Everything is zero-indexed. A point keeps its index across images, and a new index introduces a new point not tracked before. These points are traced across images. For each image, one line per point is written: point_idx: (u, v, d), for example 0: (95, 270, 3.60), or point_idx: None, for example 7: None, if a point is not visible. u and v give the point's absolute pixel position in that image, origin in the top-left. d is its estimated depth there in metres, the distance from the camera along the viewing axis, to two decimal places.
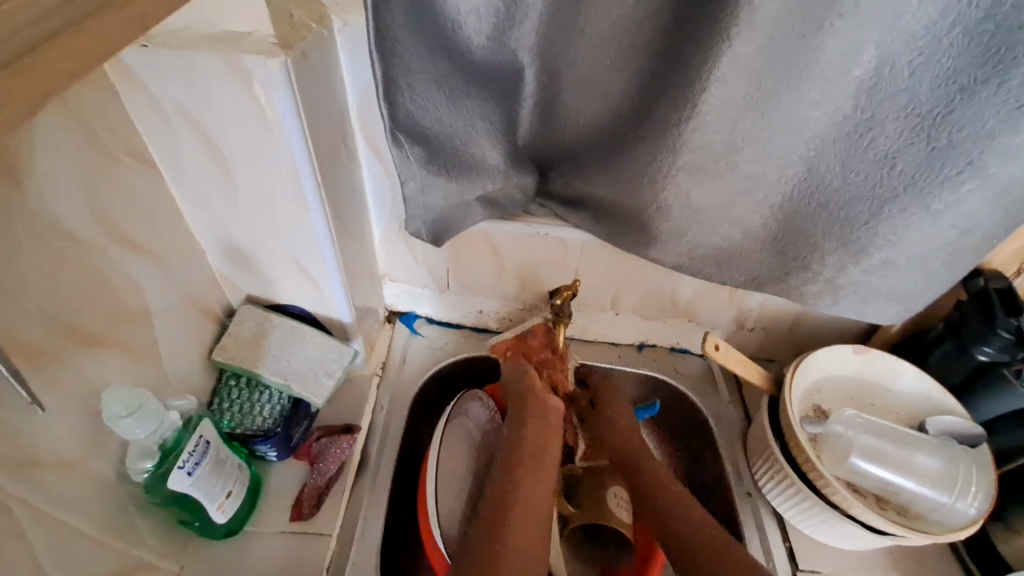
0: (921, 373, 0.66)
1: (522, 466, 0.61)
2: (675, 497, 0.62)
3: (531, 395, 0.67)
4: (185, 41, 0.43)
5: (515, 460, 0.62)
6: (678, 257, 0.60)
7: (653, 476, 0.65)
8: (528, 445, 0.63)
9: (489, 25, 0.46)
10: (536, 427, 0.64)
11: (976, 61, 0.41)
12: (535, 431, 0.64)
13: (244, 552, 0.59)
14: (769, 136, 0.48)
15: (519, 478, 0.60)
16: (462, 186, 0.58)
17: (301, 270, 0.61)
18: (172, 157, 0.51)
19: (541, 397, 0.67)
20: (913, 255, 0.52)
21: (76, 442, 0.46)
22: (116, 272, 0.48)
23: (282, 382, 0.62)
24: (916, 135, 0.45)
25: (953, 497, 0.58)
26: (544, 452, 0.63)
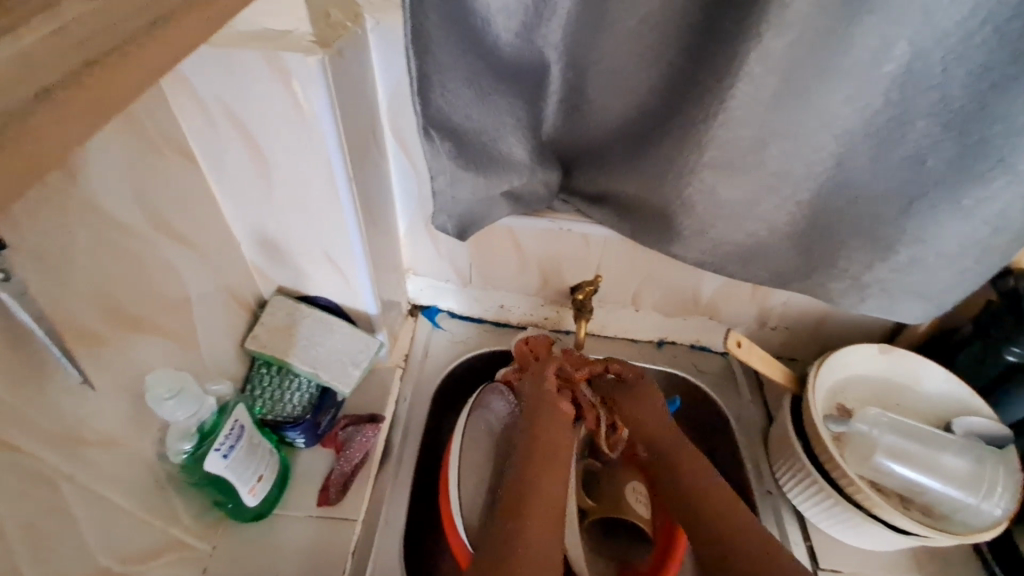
0: (949, 374, 0.65)
1: (533, 469, 0.61)
2: (712, 490, 0.62)
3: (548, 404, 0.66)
4: (228, 40, 0.45)
5: (531, 459, 0.62)
6: (702, 254, 0.60)
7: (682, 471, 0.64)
8: (541, 449, 0.62)
9: (519, 22, 0.47)
10: (547, 437, 0.63)
11: (1012, 57, 0.40)
12: (551, 435, 0.64)
13: (273, 535, 0.61)
14: (797, 133, 0.48)
15: (534, 478, 0.60)
16: (489, 181, 0.58)
17: (331, 262, 0.62)
18: (212, 151, 0.53)
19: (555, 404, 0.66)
20: (942, 253, 0.52)
21: (121, 423, 0.48)
22: (160, 261, 0.50)
23: (311, 371, 0.64)
24: (947, 131, 0.44)
25: (979, 498, 0.57)
26: (557, 455, 0.63)
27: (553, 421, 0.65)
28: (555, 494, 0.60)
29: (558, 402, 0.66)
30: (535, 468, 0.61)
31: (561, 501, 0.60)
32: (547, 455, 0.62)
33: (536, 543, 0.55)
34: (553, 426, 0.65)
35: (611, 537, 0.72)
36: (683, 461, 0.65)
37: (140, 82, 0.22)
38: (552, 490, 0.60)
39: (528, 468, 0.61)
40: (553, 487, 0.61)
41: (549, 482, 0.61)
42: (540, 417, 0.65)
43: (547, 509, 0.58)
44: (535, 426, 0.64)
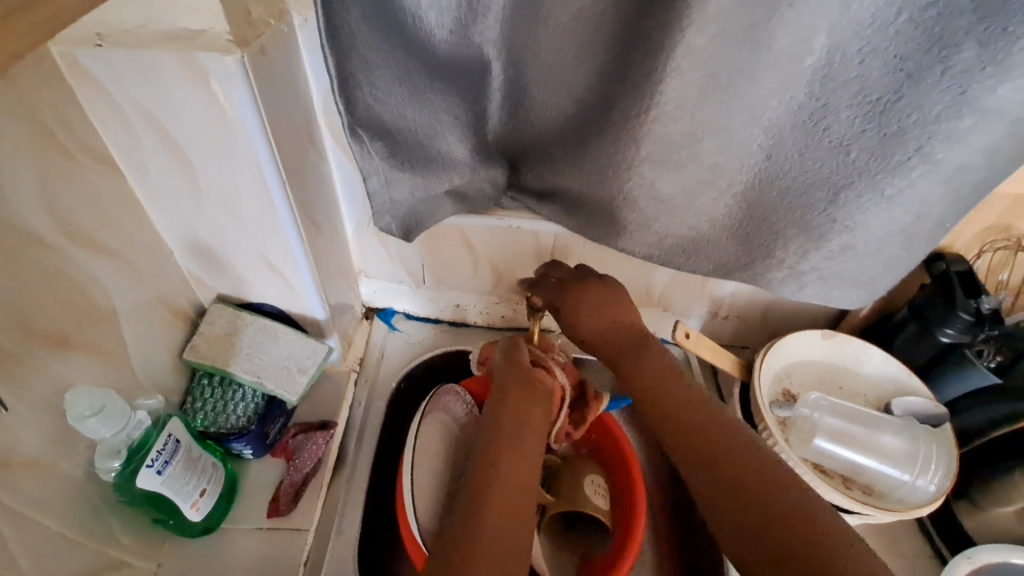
0: (888, 356, 0.67)
1: (499, 447, 0.58)
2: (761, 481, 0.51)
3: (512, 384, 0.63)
4: (139, 40, 0.42)
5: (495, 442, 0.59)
6: (648, 247, 0.61)
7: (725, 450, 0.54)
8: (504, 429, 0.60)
9: (452, 19, 0.46)
10: (517, 411, 0.61)
11: (922, 48, 0.40)
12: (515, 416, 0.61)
13: (221, 550, 0.59)
14: (727, 126, 0.48)
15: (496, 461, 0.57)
16: (428, 179, 0.58)
17: (270, 266, 0.61)
18: (134, 155, 0.50)
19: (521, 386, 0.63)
20: (871, 239, 0.52)
21: (46, 445, 0.46)
22: (80, 272, 0.48)
23: (255, 380, 0.62)
24: (868, 122, 0.45)
25: (914, 474, 0.59)
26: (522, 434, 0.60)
27: (523, 403, 0.62)
28: (522, 481, 0.56)
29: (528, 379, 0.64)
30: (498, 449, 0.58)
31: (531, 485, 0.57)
32: (513, 433, 0.60)
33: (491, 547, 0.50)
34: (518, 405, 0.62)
35: (572, 533, 0.72)
36: (719, 438, 0.55)
37: None
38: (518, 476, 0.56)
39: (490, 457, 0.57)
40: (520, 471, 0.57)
41: (521, 474, 0.57)
42: (507, 398, 0.62)
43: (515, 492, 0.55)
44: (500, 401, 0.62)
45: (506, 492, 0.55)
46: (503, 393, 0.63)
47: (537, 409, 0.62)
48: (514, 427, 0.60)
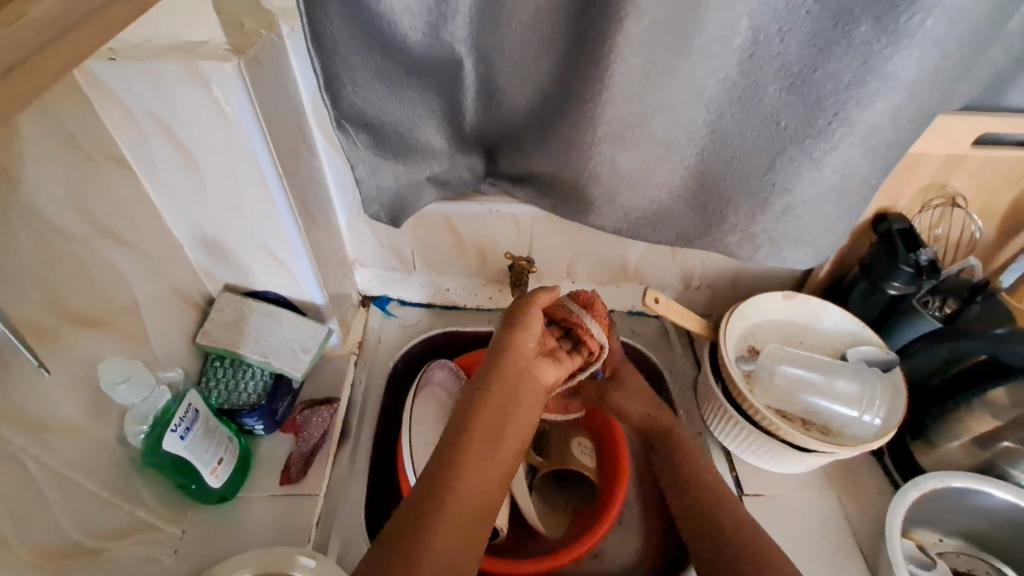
0: (844, 311, 0.73)
1: (474, 431, 0.56)
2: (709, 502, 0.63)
3: (510, 363, 0.59)
4: (148, 53, 0.48)
5: (474, 417, 0.57)
6: (616, 222, 0.67)
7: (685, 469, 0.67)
8: (487, 412, 0.57)
9: (424, 21, 0.52)
10: (511, 389, 0.59)
11: (829, 26, 0.46)
12: (501, 401, 0.58)
13: (238, 514, 0.65)
14: (672, 105, 0.54)
15: (469, 446, 0.56)
16: (410, 167, 0.64)
17: (271, 255, 0.66)
18: (146, 158, 0.56)
19: (524, 365, 0.60)
20: (807, 200, 0.57)
21: (82, 413, 0.52)
22: (101, 261, 0.53)
23: (263, 359, 0.68)
24: (792, 93, 0.51)
25: (861, 411, 0.66)
26: (504, 425, 0.58)
27: (515, 389, 0.59)
28: (491, 474, 0.56)
29: (532, 358, 0.61)
30: (475, 429, 0.56)
31: (498, 479, 0.56)
32: (497, 418, 0.58)
33: (452, 530, 0.51)
34: (511, 389, 0.59)
35: (565, 490, 0.79)
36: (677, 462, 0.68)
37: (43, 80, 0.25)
38: (488, 464, 0.56)
39: (464, 445, 0.55)
40: (493, 463, 0.56)
41: (487, 461, 0.56)
42: (496, 377, 0.59)
43: (485, 486, 0.55)
44: (494, 376, 0.59)
45: (471, 484, 0.54)
46: (496, 367, 0.59)
47: (526, 398, 0.60)
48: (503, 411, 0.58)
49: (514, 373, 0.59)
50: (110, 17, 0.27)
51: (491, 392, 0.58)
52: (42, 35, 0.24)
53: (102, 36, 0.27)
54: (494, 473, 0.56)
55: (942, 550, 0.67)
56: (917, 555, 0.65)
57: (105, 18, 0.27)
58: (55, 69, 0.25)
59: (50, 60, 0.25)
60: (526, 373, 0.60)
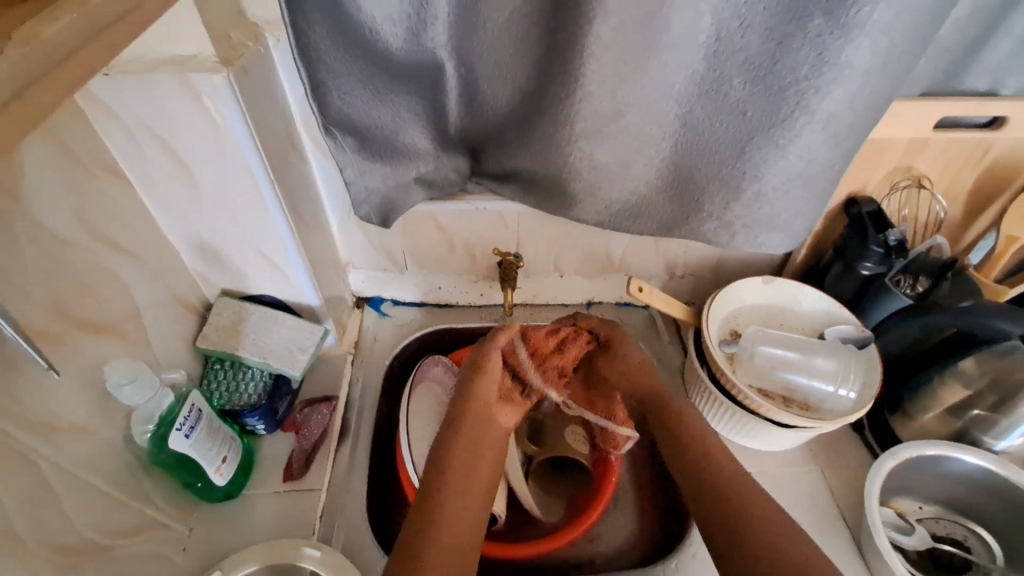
0: (820, 293, 0.77)
1: (449, 461, 0.57)
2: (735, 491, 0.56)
3: (473, 407, 0.62)
4: (141, 68, 0.51)
5: (450, 450, 0.58)
6: (598, 215, 0.69)
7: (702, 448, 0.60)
8: (461, 445, 0.59)
9: (405, 29, 0.55)
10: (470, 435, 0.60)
11: (786, 21, 0.49)
12: (472, 436, 0.60)
13: (243, 511, 0.67)
14: (645, 100, 0.57)
15: (448, 474, 0.56)
16: (397, 168, 0.66)
17: (265, 259, 0.68)
18: (142, 169, 0.58)
19: (486, 409, 0.63)
20: (776, 186, 0.60)
21: (90, 415, 0.54)
22: (102, 269, 0.56)
23: (262, 360, 0.70)
24: (756, 85, 0.54)
25: (837, 386, 0.69)
26: (478, 454, 0.59)
27: (482, 426, 0.61)
28: (473, 499, 0.55)
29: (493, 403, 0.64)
30: (451, 459, 0.57)
31: (481, 505, 0.55)
32: (469, 449, 0.59)
33: (444, 556, 0.49)
34: (478, 426, 0.61)
35: (561, 474, 0.81)
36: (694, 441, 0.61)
37: (54, 97, 0.27)
38: (468, 491, 0.55)
39: (442, 474, 0.56)
40: (474, 490, 0.56)
41: (467, 487, 0.56)
42: (464, 418, 0.61)
43: (468, 509, 0.54)
44: (460, 419, 0.61)
45: (455, 510, 0.53)
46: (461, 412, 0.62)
47: (493, 436, 0.62)
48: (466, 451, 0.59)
49: (478, 414, 0.62)
50: (113, 35, 0.29)
51: (460, 428, 0.60)
52: (57, 52, 0.26)
53: (105, 54, 0.30)
54: (476, 499, 0.56)
55: (922, 516, 0.71)
56: (896, 522, 0.69)
57: (106, 37, 0.29)
58: (63, 87, 0.27)
59: (61, 78, 0.27)
60: (488, 416, 0.63)
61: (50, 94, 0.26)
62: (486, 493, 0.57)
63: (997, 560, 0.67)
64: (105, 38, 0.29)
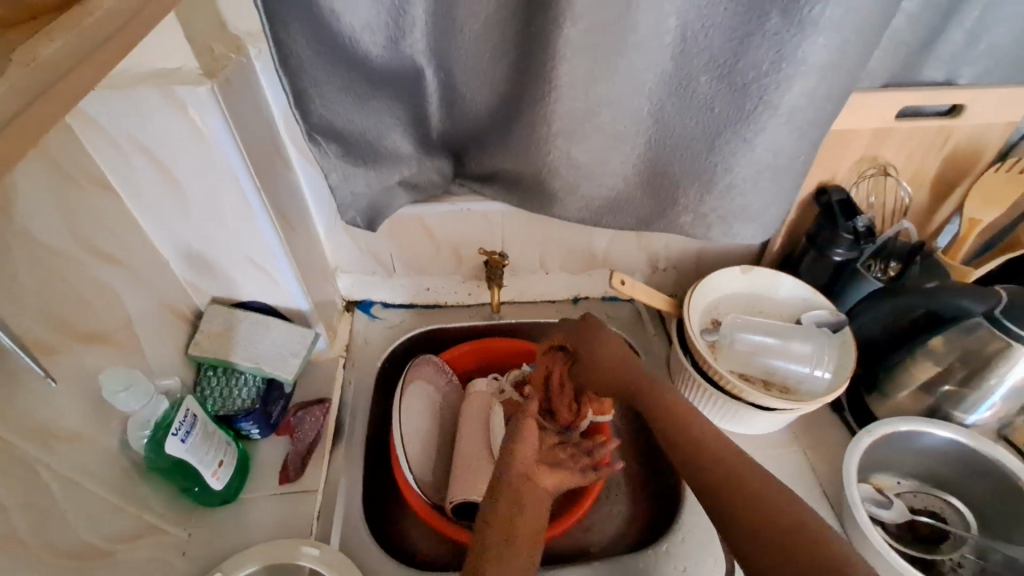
0: (796, 280, 0.79)
1: (487, 534, 0.58)
2: (725, 472, 0.58)
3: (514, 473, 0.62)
4: (126, 82, 0.52)
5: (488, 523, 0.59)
6: (579, 212, 0.71)
7: (694, 439, 0.61)
8: (499, 515, 0.59)
9: (383, 37, 0.57)
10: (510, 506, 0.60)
11: (746, 19, 0.52)
12: (510, 504, 0.60)
13: (240, 514, 0.68)
14: (617, 98, 0.60)
15: (488, 548, 0.57)
16: (381, 173, 0.68)
17: (255, 266, 0.70)
18: (129, 180, 0.59)
19: (524, 472, 0.63)
20: (747, 178, 0.62)
21: (86, 423, 0.55)
22: (93, 280, 0.57)
23: (255, 365, 0.71)
24: (721, 81, 0.56)
25: (813, 367, 0.72)
26: (518, 523, 0.59)
27: (519, 492, 0.61)
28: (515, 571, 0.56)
29: (533, 465, 0.64)
30: (492, 531, 0.58)
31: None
32: (510, 514, 0.60)
33: None
34: (516, 492, 0.61)
35: None
36: (684, 432, 0.62)
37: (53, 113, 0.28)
38: (510, 559, 0.56)
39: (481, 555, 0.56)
40: (515, 562, 0.56)
41: (507, 559, 0.56)
42: (501, 485, 0.62)
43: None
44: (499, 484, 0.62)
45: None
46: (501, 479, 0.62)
47: (534, 501, 0.62)
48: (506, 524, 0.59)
49: (516, 478, 0.62)
50: (106, 52, 0.31)
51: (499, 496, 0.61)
52: (55, 70, 0.27)
53: (98, 71, 0.31)
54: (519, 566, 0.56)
55: (900, 491, 0.74)
56: (875, 496, 0.71)
57: (98, 54, 0.31)
58: (61, 103, 0.29)
59: (59, 97, 0.28)
60: (529, 479, 0.63)
61: (49, 110, 0.28)
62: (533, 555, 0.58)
63: (971, 528, 0.70)
64: (97, 55, 0.30)
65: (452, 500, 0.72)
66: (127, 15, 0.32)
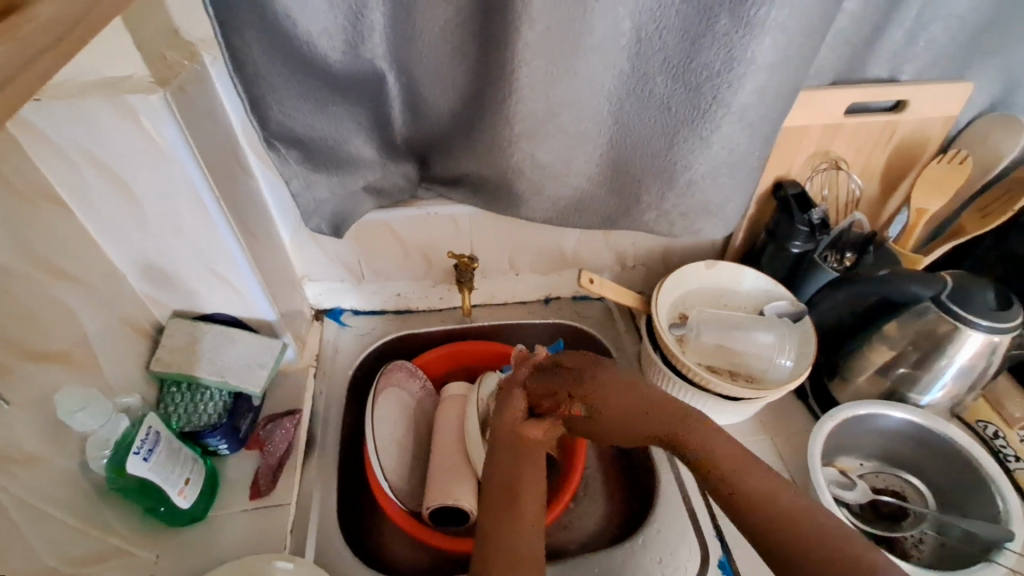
0: (758, 273, 0.82)
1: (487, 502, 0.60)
2: (748, 494, 0.57)
3: (503, 435, 0.65)
4: (74, 91, 0.50)
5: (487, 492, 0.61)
6: (545, 211, 0.72)
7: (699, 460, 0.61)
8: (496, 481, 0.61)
9: (343, 42, 0.56)
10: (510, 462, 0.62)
11: (696, 22, 0.54)
12: (504, 465, 0.62)
13: (210, 532, 0.66)
14: (578, 99, 0.61)
15: (494, 514, 0.58)
16: (344, 178, 0.67)
17: (218, 276, 0.68)
18: (80, 192, 0.57)
19: (514, 432, 0.65)
20: (707, 174, 0.64)
21: (43, 445, 0.53)
22: (47, 297, 0.54)
23: (220, 379, 0.70)
24: (677, 81, 0.58)
25: (775, 355, 0.74)
26: (518, 483, 0.61)
27: (512, 452, 0.63)
28: (519, 526, 0.57)
29: (520, 424, 0.65)
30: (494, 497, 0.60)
31: (532, 530, 0.57)
32: (508, 474, 0.62)
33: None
34: (512, 454, 0.63)
35: None
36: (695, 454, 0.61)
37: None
38: (514, 522, 0.57)
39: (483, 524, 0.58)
40: (521, 519, 0.58)
41: (511, 520, 0.57)
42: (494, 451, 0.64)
43: (517, 539, 0.56)
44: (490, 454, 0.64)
45: (505, 540, 0.55)
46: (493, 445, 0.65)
47: (529, 460, 0.63)
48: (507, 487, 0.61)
49: (508, 439, 0.64)
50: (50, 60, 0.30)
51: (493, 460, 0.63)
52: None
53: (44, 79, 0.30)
54: (525, 523, 0.57)
55: (862, 472, 0.77)
56: (839, 478, 0.74)
57: (42, 62, 0.30)
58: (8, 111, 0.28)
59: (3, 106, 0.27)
60: (518, 441, 0.64)
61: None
62: (538, 513, 0.59)
63: (931, 505, 0.73)
64: (40, 63, 0.29)
65: (429, 506, 0.72)
66: (67, 25, 0.31)
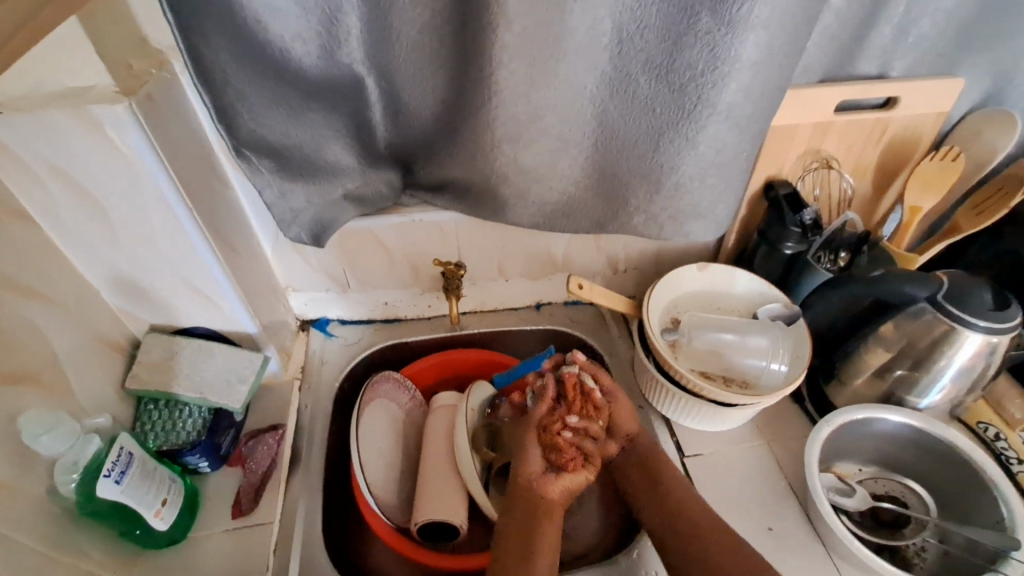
0: (751, 275, 0.80)
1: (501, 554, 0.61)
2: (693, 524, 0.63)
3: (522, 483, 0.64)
4: (35, 102, 0.48)
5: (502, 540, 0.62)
6: (532, 216, 0.70)
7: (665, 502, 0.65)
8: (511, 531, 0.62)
9: (316, 46, 0.54)
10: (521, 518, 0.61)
11: (678, 21, 0.52)
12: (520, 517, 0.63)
13: (191, 554, 0.64)
14: (558, 101, 0.59)
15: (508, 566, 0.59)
16: (321, 187, 0.66)
17: (194, 290, 0.66)
18: (47, 208, 0.55)
19: (535, 485, 0.64)
20: (694, 174, 0.62)
21: (10, 471, 0.51)
22: (16, 317, 0.53)
23: (199, 396, 0.68)
24: (660, 82, 0.57)
25: (767, 360, 0.73)
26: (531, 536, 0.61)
27: (532, 507, 0.63)
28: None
29: (539, 475, 0.65)
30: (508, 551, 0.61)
31: None
32: (522, 525, 0.62)
33: None
34: (530, 508, 0.63)
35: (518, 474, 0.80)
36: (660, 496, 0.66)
37: None
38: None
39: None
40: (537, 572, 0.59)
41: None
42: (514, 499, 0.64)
43: None
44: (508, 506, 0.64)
45: None
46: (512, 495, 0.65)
47: (547, 511, 0.63)
48: (520, 541, 0.61)
49: (528, 492, 0.64)
50: None
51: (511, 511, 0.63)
52: None
53: None
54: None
55: (862, 478, 0.75)
56: (837, 486, 0.72)
57: None
58: None
59: None
60: (536, 496, 0.64)
61: None
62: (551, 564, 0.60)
63: (932, 511, 0.72)
64: None
65: (417, 522, 0.70)
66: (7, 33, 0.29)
